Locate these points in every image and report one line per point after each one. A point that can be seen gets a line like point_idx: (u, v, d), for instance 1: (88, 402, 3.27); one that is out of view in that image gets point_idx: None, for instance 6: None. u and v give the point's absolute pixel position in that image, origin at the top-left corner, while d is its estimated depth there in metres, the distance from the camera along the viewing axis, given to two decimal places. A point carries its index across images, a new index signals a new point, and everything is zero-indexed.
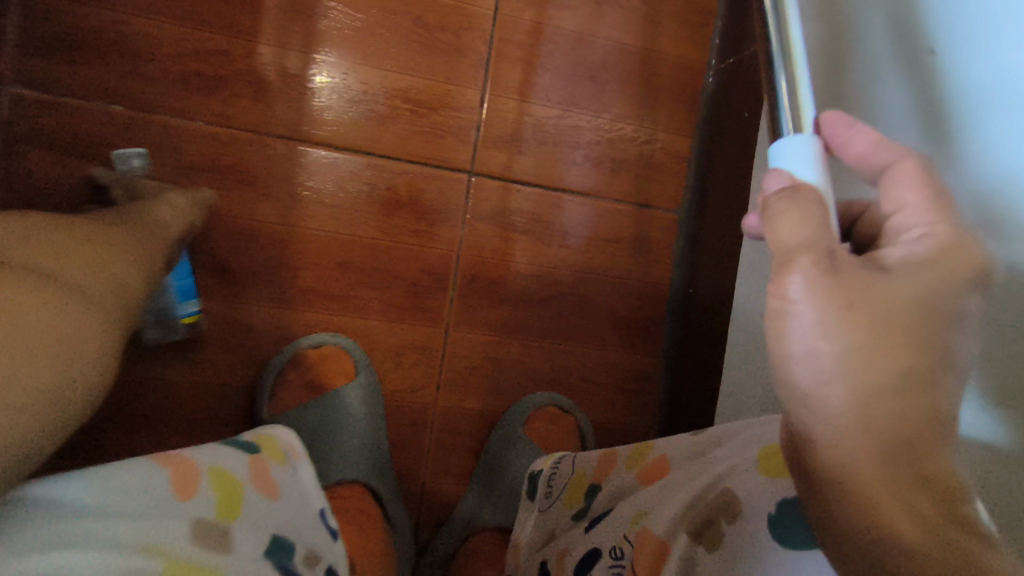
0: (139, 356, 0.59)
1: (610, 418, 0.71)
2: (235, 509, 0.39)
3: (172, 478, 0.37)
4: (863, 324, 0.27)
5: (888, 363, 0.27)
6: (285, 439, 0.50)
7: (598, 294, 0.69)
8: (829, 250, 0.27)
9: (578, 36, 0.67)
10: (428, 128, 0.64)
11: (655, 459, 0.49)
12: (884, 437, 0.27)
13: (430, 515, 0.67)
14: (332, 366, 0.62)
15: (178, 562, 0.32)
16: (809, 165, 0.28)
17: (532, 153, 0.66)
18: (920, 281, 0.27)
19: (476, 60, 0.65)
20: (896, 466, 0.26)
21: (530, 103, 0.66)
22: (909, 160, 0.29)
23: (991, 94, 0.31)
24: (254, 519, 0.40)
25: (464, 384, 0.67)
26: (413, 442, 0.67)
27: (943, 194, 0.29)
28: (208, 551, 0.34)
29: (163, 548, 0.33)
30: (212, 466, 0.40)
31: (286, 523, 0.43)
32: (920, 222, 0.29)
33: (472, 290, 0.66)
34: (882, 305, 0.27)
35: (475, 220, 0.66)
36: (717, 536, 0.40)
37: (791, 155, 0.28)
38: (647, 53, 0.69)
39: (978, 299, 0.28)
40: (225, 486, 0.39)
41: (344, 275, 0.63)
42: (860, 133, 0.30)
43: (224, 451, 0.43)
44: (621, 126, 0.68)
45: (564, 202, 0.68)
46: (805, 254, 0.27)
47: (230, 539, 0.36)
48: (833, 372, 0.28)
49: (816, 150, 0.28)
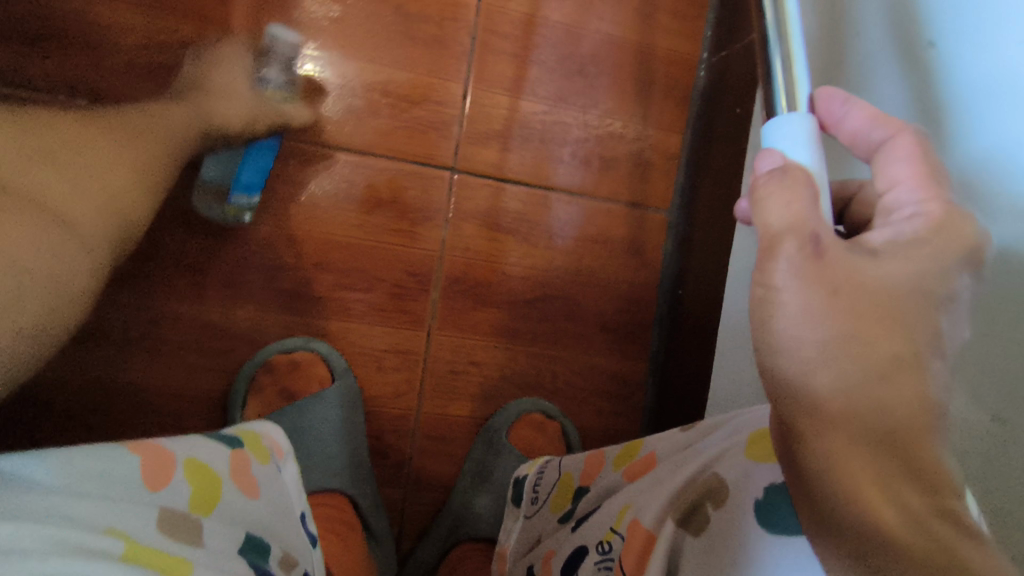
0: (107, 358, 0.58)
1: (599, 424, 0.69)
2: (212, 501, 0.34)
3: (144, 464, 0.33)
4: (848, 308, 0.27)
5: (876, 347, 0.26)
6: (271, 437, 0.46)
7: (586, 296, 0.67)
8: (815, 234, 0.27)
9: (565, 28, 0.65)
10: (408, 124, 0.62)
11: (641, 458, 0.46)
12: (873, 423, 0.26)
13: (412, 525, 0.65)
14: (307, 370, 0.60)
15: (143, 549, 0.28)
16: (802, 145, 0.28)
17: (517, 149, 0.64)
18: (909, 263, 0.27)
19: (458, 53, 0.63)
20: (884, 455, 0.25)
21: (515, 98, 0.64)
22: (906, 136, 0.29)
23: (991, 84, 0.32)
24: (232, 514, 0.36)
25: (447, 388, 0.65)
26: (395, 449, 0.64)
27: (937, 172, 0.29)
28: (176, 542, 0.30)
29: (127, 533, 0.29)
30: (189, 455, 0.36)
31: (266, 523, 0.38)
32: (913, 199, 0.28)
33: (454, 292, 0.64)
34: (867, 288, 0.27)
35: (458, 219, 0.63)
36: (703, 521, 0.37)
37: (784, 134, 0.28)
38: (637, 45, 0.66)
39: (968, 281, 0.28)
40: (203, 476, 0.35)
41: (322, 276, 0.61)
42: (854, 109, 0.30)
43: (203, 443, 0.39)
44: (610, 122, 0.66)
45: (552, 200, 0.65)
46: (791, 238, 0.27)
47: (203, 531, 0.32)
48: (819, 358, 0.27)
49: (811, 129, 0.28)
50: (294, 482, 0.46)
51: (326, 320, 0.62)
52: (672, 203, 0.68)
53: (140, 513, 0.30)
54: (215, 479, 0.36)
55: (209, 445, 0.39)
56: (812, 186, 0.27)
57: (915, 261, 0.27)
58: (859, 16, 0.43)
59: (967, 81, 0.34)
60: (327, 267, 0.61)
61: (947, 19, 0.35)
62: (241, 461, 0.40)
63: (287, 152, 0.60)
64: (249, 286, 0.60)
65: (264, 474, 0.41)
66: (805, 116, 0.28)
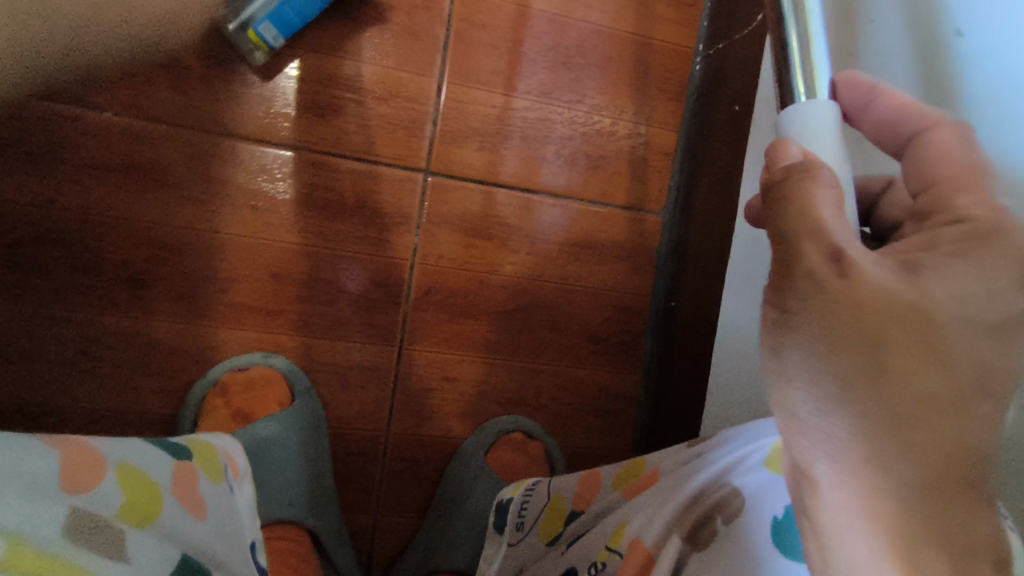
0: (38, 380, 0.52)
1: (586, 445, 0.64)
2: (149, 515, 0.30)
3: (65, 463, 0.29)
4: (872, 342, 0.22)
5: (909, 388, 0.22)
6: (225, 451, 0.41)
7: (572, 307, 0.62)
8: (839, 252, 0.22)
9: (549, 17, 0.60)
10: (376, 121, 0.56)
11: (645, 477, 0.42)
12: (901, 481, 0.22)
13: (382, 557, 0.60)
14: (264, 391, 0.55)
15: (33, 558, 0.24)
16: (827, 137, 0.24)
17: (497, 148, 0.59)
18: (951, 284, 0.23)
19: (432, 43, 0.57)
20: (915, 517, 0.22)
21: (494, 92, 0.59)
22: (943, 126, 0.26)
23: None
24: (170, 530, 0.31)
25: (422, 408, 0.60)
26: (364, 475, 0.59)
27: (981, 166, 0.25)
28: (84, 554, 0.26)
29: (22, 536, 0.25)
30: (124, 462, 0.32)
31: (211, 544, 0.33)
32: (960, 202, 0.25)
33: (429, 303, 0.59)
34: (897, 318, 0.22)
35: (434, 223, 0.58)
36: (712, 537, 0.35)
37: (802, 125, 0.24)
38: (629, 35, 0.61)
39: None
40: (138, 485, 0.31)
41: (282, 287, 0.56)
42: (882, 97, 0.26)
43: (148, 450, 0.34)
44: (598, 118, 0.61)
45: (534, 203, 0.60)
46: (813, 246, 0.23)
47: (126, 547, 0.28)
48: (835, 402, 0.23)
49: (836, 120, 0.24)
50: (245, 506, 0.41)
51: (288, 334, 0.56)
52: (665, 204, 0.63)
53: (49, 513, 0.26)
54: (153, 489, 0.32)
55: (152, 453, 0.34)
56: (837, 186, 0.23)
57: (964, 277, 0.23)
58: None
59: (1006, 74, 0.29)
60: (289, 276, 0.56)
61: (975, 4, 0.31)
62: (191, 472, 0.36)
63: (244, 152, 0.54)
64: (200, 298, 0.54)
65: (215, 491, 0.37)
66: (828, 104, 0.24)
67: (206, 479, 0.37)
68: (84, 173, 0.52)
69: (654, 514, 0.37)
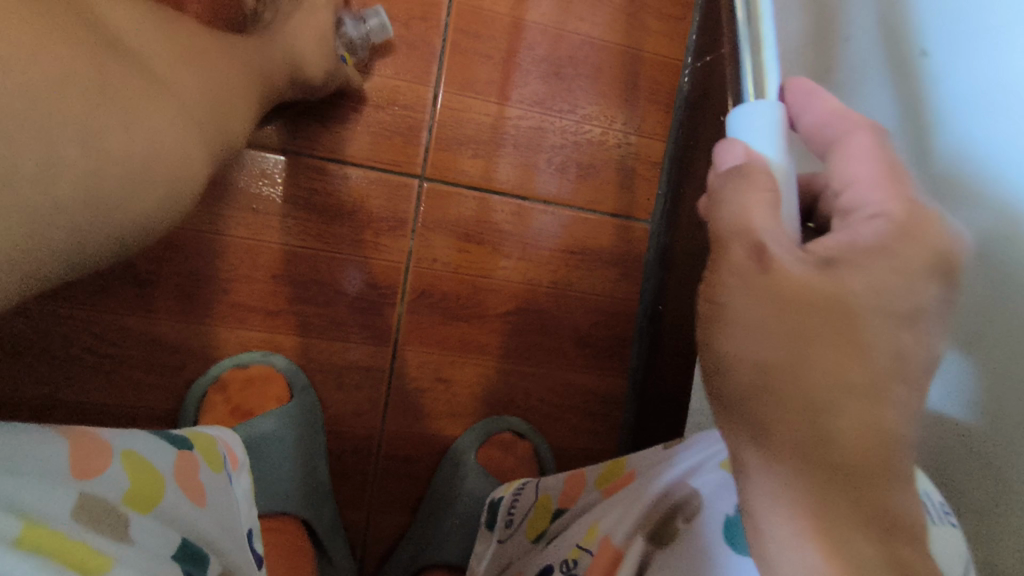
0: (43, 375, 0.54)
1: (575, 445, 0.66)
2: (150, 500, 0.32)
3: (72, 452, 0.30)
4: (792, 329, 0.24)
5: (828, 372, 0.23)
6: (225, 442, 0.42)
7: (563, 310, 0.64)
8: (760, 245, 0.24)
9: (543, 28, 0.62)
10: (374, 128, 0.58)
11: (621, 478, 0.43)
12: (822, 462, 0.23)
13: (374, 551, 0.61)
14: (261, 388, 0.57)
15: (52, 535, 0.26)
16: (764, 138, 0.26)
17: (491, 156, 0.61)
18: (868, 276, 0.24)
19: (429, 54, 0.59)
20: (833, 498, 0.23)
21: (489, 102, 0.61)
22: (867, 131, 0.27)
23: (985, 98, 0.30)
24: (168, 517, 0.33)
25: (415, 407, 0.61)
26: (358, 471, 0.61)
27: (900, 169, 0.26)
28: (95, 535, 0.28)
29: (40, 517, 0.27)
30: (125, 451, 0.33)
31: (207, 530, 0.35)
32: (875, 200, 0.26)
33: (423, 305, 0.60)
34: (816, 306, 0.23)
35: (428, 227, 0.60)
36: (673, 535, 0.37)
37: (747, 128, 0.26)
38: (620, 47, 0.63)
39: (936, 290, 0.25)
40: (142, 474, 0.33)
41: (281, 288, 0.58)
42: (820, 101, 0.27)
43: (148, 439, 0.36)
44: (589, 127, 0.63)
45: (526, 209, 0.62)
46: (737, 242, 0.25)
47: (129, 531, 0.30)
48: (760, 390, 0.24)
49: (778, 120, 0.26)
50: (244, 495, 0.42)
51: (285, 334, 0.58)
52: (653, 211, 0.65)
53: (62, 496, 0.28)
54: (155, 478, 0.33)
55: (150, 441, 0.35)
56: (770, 188, 0.25)
57: (880, 273, 0.24)
58: (844, 20, 0.40)
59: (961, 91, 0.31)
60: (287, 278, 0.58)
61: (935, 24, 0.33)
62: (190, 462, 0.37)
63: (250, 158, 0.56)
64: (201, 298, 0.56)
65: (214, 481, 0.38)
66: (770, 104, 0.26)
67: (206, 469, 0.38)
68: None
69: (621, 514, 0.39)
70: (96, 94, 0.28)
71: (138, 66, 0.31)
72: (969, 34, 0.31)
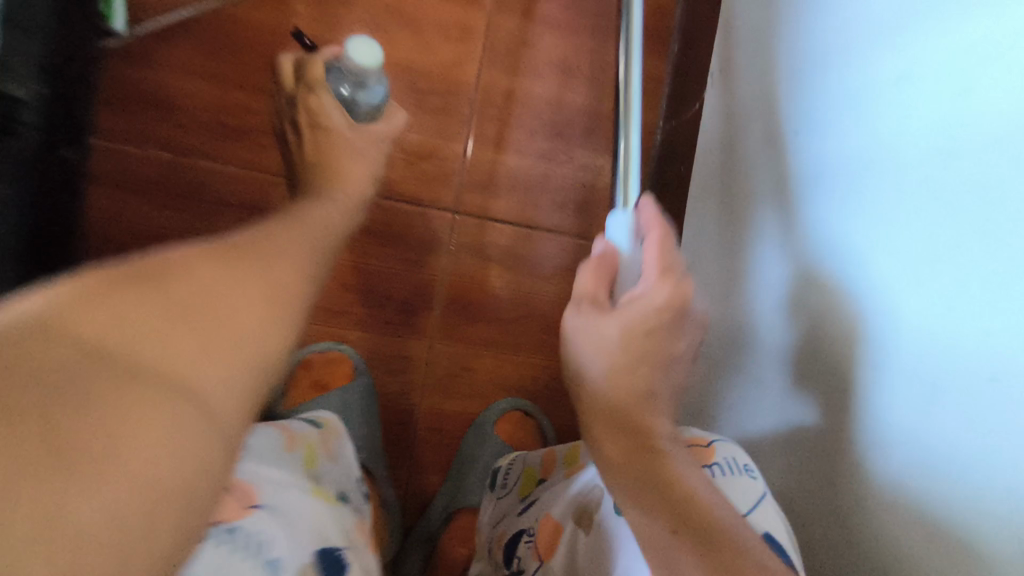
0: None
1: (571, 422, 0.83)
2: (316, 461, 0.51)
3: (282, 439, 0.49)
4: (607, 331, 0.42)
5: (621, 355, 0.42)
6: (331, 418, 0.60)
7: (562, 315, 0.82)
8: (583, 299, 0.46)
9: (548, 99, 0.81)
10: (419, 175, 0.77)
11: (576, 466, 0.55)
12: (621, 402, 0.41)
13: (414, 500, 0.79)
14: (332, 369, 0.75)
15: (325, 496, 0.48)
16: (623, 238, 0.50)
17: (507, 196, 0.80)
18: (635, 309, 0.43)
19: (461, 119, 0.78)
20: (625, 426, 0.40)
21: (507, 155, 0.80)
22: (659, 233, 0.48)
23: (821, 189, 0.50)
24: (333, 474, 0.52)
25: (446, 389, 0.79)
26: (402, 438, 0.79)
27: (670, 260, 0.46)
28: (333, 496, 0.49)
29: (317, 489, 0.47)
30: (300, 435, 0.52)
31: (345, 478, 0.55)
32: (648, 277, 0.45)
33: (454, 309, 0.79)
34: (611, 322, 0.43)
35: (458, 250, 0.79)
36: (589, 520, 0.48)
37: (614, 230, 0.51)
38: (605, 111, 0.82)
39: (672, 321, 0.43)
40: (308, 450, 0.51)
41: (348, 294, 0.76)
42: (645, 215, 0.50)
43: (298, 421, 0.54)
44: (582, 174, 0.82)
45: (534, 237, 0.80)
46: (575, 300, 0.46)
47: (331, 486, 0.50)
48: (589, 355, 0.42)
49: (627, 229, 0.50)
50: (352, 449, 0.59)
51: (350, 329, 0.77)
52: None
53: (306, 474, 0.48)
54: (314, 448, 0.52)
55: (298, 423, 0.54)
56: (598, 263, 0.48)
57: (648, 313, 0.42)
58: (761, 124, 0.60)
59: (811, 182, 0.51)
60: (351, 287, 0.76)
61: (804, 138, 0.53)
62: (326, 434, 0.56)
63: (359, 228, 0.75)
64: None
65: (340, 446, 0.57)
66: (620, 219, 0.51)
67: (333, 438, 0.57)
68: (210, 210, 0.72)
69: (568, 493, 0.53)
70: (119, 384, 0.26)
71: (213, 289, 0.34)
72: (817, 150, 0.51)
